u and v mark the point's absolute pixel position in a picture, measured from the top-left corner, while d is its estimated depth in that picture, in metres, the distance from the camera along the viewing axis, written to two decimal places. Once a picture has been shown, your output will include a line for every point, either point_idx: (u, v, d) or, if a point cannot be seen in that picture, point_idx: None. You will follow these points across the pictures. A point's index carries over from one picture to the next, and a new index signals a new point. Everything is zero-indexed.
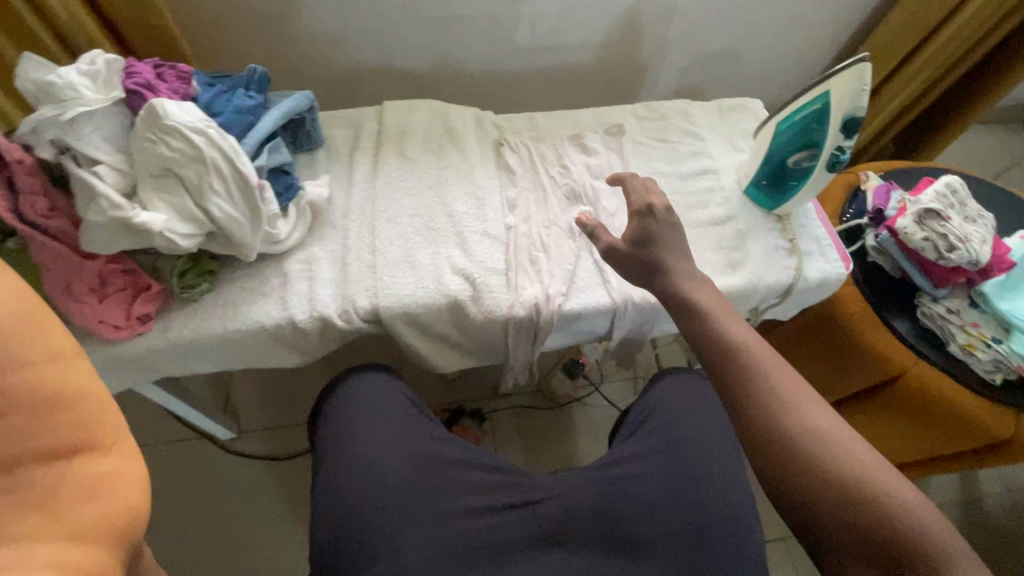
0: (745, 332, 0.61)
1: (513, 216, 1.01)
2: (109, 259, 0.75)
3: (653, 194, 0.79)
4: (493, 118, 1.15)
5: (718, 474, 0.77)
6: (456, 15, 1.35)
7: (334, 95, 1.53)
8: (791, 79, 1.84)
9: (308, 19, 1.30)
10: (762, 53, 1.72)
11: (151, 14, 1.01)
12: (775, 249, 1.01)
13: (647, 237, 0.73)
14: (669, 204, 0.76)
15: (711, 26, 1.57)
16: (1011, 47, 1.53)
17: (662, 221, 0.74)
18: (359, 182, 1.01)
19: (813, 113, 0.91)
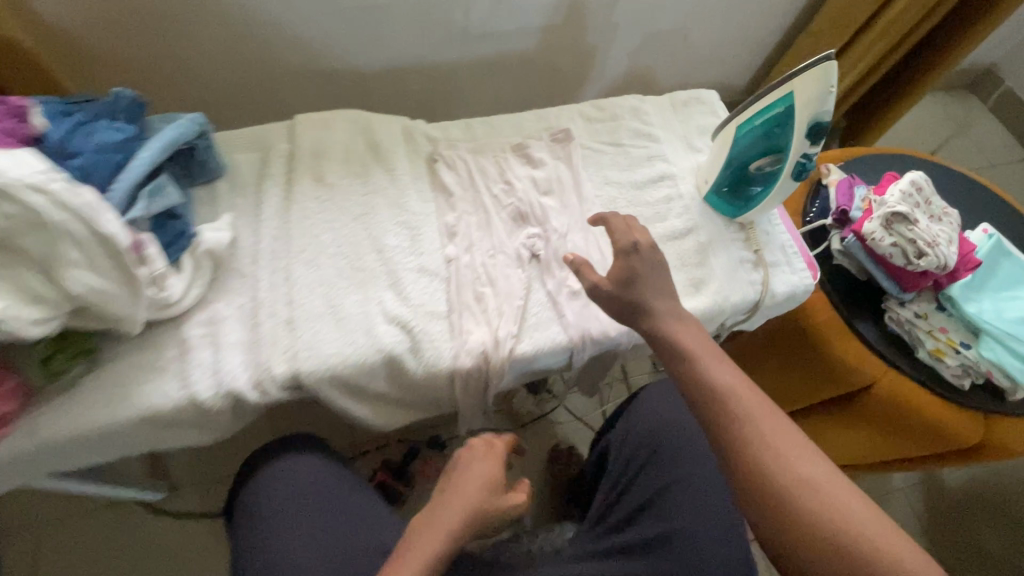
0: (732, 378, 0.61)
1: (453, 245, 0.89)
2: None
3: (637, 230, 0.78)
4: (424, 127, 1.01)
5: (713, 526, 0.80)
6: (374, 2, 1.18)
7: (242, 99, 1.33)
8: (743, 57, 1.77)
9: (199, 15, 1.11)
10: (713, 32, 1.63)
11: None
12: (740, 262, 0.94)
13: (630, 277, 0.72)
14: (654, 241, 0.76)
15: (660, 4, 1.46)
16: (959, 16, 1.49)
17: (645, 259, 0.74)
18: (269, 218, 0.87)
19: (775, 117, 0.82)
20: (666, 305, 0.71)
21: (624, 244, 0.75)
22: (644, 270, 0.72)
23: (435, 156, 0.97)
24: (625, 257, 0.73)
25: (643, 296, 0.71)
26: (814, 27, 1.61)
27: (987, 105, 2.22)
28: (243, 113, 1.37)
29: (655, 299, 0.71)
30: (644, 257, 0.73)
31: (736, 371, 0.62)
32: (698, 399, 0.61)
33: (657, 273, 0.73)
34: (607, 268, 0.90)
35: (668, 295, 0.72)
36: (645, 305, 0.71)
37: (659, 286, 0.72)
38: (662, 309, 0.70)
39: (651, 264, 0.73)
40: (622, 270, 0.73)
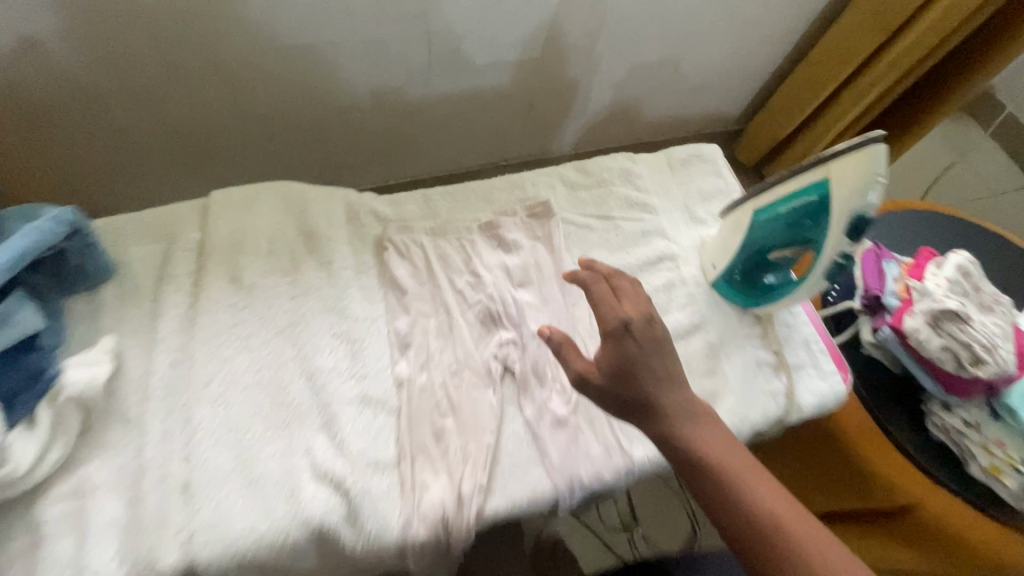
0: (769, 496, 0.55)
1: (405, 363, 0.71)
2: None
3: (625, 301, 0.66)
4: (371, 203, 0.83)
5: None
6: (315, 42, 0.96)
7: (158, 165, 1.08)
8: (739, 88, 1.61)
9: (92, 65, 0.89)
10: (707, 63, 1.47)
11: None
12: (758, 366, 0.78)
13: (625, 365, 0.61)
14: (648, 314, 0.64)
15: (651, 32, 1.29)
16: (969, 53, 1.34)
17: (641, 341, 0.62)
18: (166, 338, 0.68)
19: (806, 206, 0.65)
20: (676, 401, 0.61)
21: (614, 326, 0.62)
22: (640, 356, 0.61)
23: (385, 242, 0.79)
24: (615, 342, 0.62)
25: (647, 390, 0.60)
26: (811, 60, 1.46)
27: (988, 131, 2.11)
28: (162, 182, 1.12)
29: (665, 395, 0.61)
30: (638, 339, 0.62)
31: (765, 481, 0.56)
32: (733, 524, 0.55)
33: (656, 357, 0.62)
34: (592, 347, 0.76)
35: (676, 387, 0.62)
36: (653, 403, 0.60)
37: (660, 374, 0.61)
38: (671, 408, 0.60)
39: (648, 347, 0.62)
40: (613, 359, 0.62)
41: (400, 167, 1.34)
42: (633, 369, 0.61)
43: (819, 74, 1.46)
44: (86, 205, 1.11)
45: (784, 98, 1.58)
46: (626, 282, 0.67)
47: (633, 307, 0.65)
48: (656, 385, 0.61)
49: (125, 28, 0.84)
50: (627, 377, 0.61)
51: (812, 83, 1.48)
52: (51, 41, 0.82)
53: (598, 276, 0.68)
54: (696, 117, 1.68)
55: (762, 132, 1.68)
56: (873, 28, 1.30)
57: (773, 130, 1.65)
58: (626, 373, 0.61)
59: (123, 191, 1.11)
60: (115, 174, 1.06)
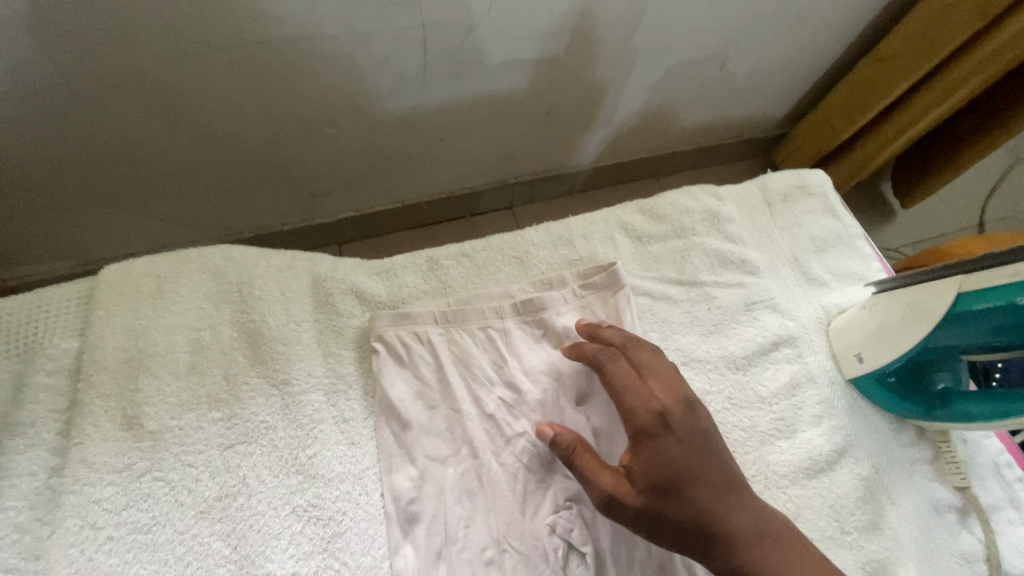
0: None
1: (413, 550, 0.44)
2: None
3: (653, 381, 0.46)
4: (351, 274, 0.55)
5: None
6: (232, 7, 0.59)
7: (60, 205, 0.76)
8: (826, 87, 1.11)
9: None
10: (788, 53, 0.99)
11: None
12: (936, 510, 0.53)
13: (672, 474, 0.41)
14: (691, 398, 0.45)
15: (717, 12, 0.85)
16: None
17: (686, 435, 0.43)
18: (5, 542, 0.40)
19: None
20: (747, 520, 0.42)
21: (646, 422, 0.43)
22: (691, 466, 0.42)
23: (372, 341, 0.52)
24: (652, 444, 0.43)
25: (703, 505, 0.41)
26: (879, 54, 0.94)
27: None
28: (60, 238, 0.81)
29: (734, 516, 0.41)
30: (682, 435, 0.43)
31: None
32: None
33: (710, 458, 0.43)
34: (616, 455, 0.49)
35: (741, 495, 0.42)
36: (719, 526, 0.41)
37: (721, 485, 0.42)
38: (743, 533, 0.41)
39: (695, 446, 0.43)
40: (652, 470, 0.42)
41: (397, 194, 0.99)
42: (683, 482, 0.41)
43: (879, 75, 0.95)
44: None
45: (833, 109, 1.06)
46: (658, 359, 0.47)
47: (667, 388, 0.45)
48: (719, 501, 0.41)
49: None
50: (676, 494, 0.41)
51: (870, 86, 0.97)
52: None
53: (613, 347, 0.49)
54: (768, 124, 1.20)
55: (801, 147, 1.16)
56: (967, 10, 0.80)
57: (812, 146, 1.14)
58: (673, 489, 0.41)
59: (18, 240, 0.79)
60: None
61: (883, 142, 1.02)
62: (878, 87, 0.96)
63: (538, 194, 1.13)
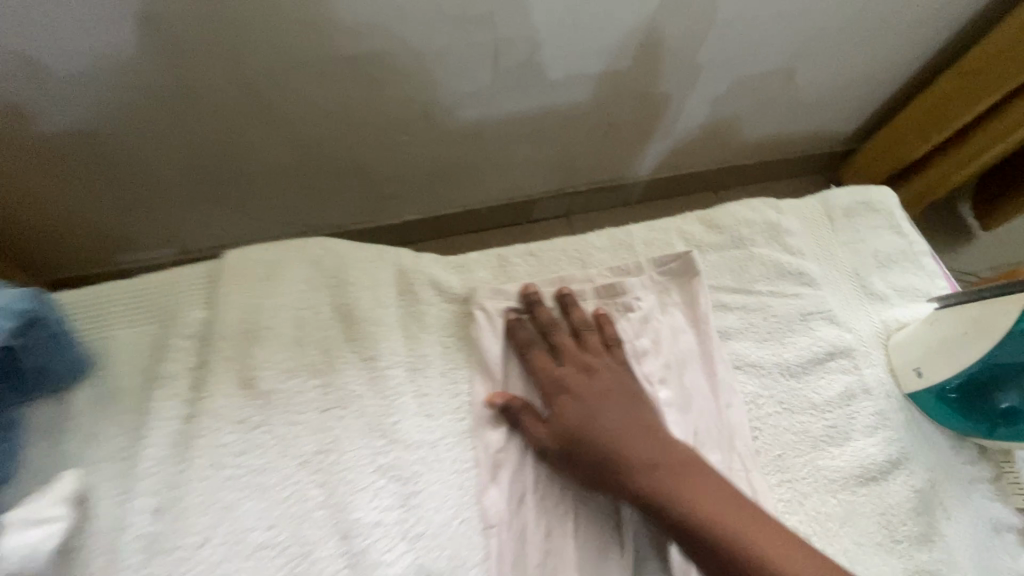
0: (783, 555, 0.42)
1: (479, 514, 0.50)
2: None
3: (575, 374, 0.53)
4: (430, 267, 0.62)
5: None
6: (337, 27, 0.68)
7: (176, 198, 0.88)
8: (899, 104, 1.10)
9: (85, 103, 0.70)
10: (857, 67, 0.99)
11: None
12: (997, 531, 0.52)
13: (576, 427, 0.50)
14: (607, 368, 0.53)
15: (784, 28, 0.87)
16: None
17: (585, 392, 0.52)
18: (149, 471, 0.49)
19: None
20: (650, 459, 0.48)
21: (548, 386, 0.53)
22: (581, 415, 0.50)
23: (474, 312, 0.59)
24: (554, 403, 0.52)
25: (607, 449, 0.48)
26: (958, 73, 0.93)
27: None
28: (167, 224, 0.92)
29: (637, 454, 0.48)
30: (578, 393, 0.52)
31: (789, 543, 0.43)
32: None
33: (608, 406, 0.51)
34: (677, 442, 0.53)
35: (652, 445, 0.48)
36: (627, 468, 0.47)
37: (621, 428, 0.49)
38: (650, 468, 0.47)
39: (591, 400, 0.51)
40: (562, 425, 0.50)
41: (459, 198, 1.06)
42: (581, 432, 0.49)
43: (958, 91, 0.93)
44: (102, 251, 0.94)
45: (907, 127, 1.04)
46: (590, 335, 0.56)
47: (574, 358, 0.54)
48: (617, 439, 0.48)
49: (83, 27, 0.61)
50: (579, 443, 0.49)
51: (945, 103, 0.96)
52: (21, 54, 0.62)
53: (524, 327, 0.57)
54: (834, 140, 1.19)
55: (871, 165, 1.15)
56: None
57: (883, 164, 1.12)
58: (574, 441, 0.49)
59: (138, 228, 0.92)
60: (115, 218, 0.88)
61: (958, 161, 1.00)
62: (954, 104, 0.94)
63: (594, 204, 1.17)
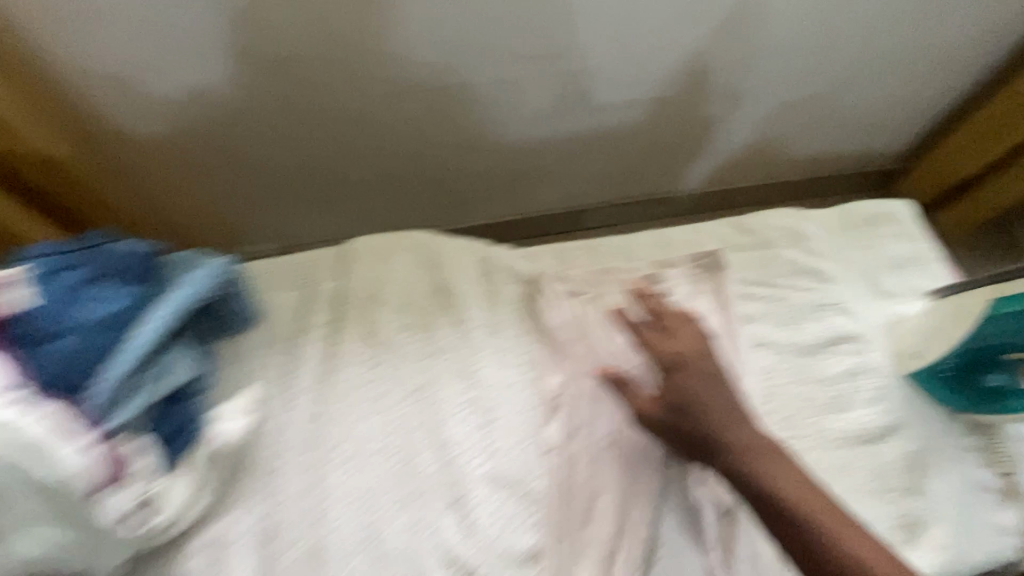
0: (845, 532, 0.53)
1: (540, 440, 0.64)
2: None
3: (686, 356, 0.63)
4: (506, 256, 0.78)
5: None
6: (443, 62, 0.86)
7: (296, 202, 1.05)
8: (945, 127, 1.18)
9: (249, 125, 0.90)
10: (892, 89, 1.09)
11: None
12: (978, 488, 0.62)
13: (682, 398, 0.61)
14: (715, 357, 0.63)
15: (821, 58, 0.98)
16: None
17: (694, 372, 0.62)
18: (303, 391, 0.67)
19: None
20: (744, 438, 0.58)
21: (668, 361, 0.63)
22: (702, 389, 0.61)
23: (540, 290, 0.74)
24: (668, 377, 0.62)
25: (709, 424, 0.59)
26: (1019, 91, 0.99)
27: None
28: (282, 225, 1.10)
29: (733, 431, 0.58)
30: (693, 374, 0.62)
31: (850, 526, 0.54)
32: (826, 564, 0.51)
33: (713, 389, 0.61)
34: None
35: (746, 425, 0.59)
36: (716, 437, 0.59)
37: (723, 409, 0.60)
38: (742, 444, 0.58)
39: (703, 383, 0.61)
40: (674, 396, 0.61)
41: (522, 206, 1.21)
42: (690, 405, 0.60)
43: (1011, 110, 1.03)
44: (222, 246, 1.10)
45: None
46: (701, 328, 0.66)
47: (688, 342, 0.65)
48: (720, 418, 0.59)
49: (265, 65, 0.82)
50: (686, 413, 0.60)
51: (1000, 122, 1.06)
52: (211, 88, 0.83)
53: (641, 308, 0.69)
54: (874, 158, 1.27)
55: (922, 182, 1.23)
56: None
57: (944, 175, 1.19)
58: (683, 410, 0.60)
59: (258, 228, 1.09)
60: (244, 219, 1.06)
61: None
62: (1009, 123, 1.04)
63: (644, 215, 1.30)
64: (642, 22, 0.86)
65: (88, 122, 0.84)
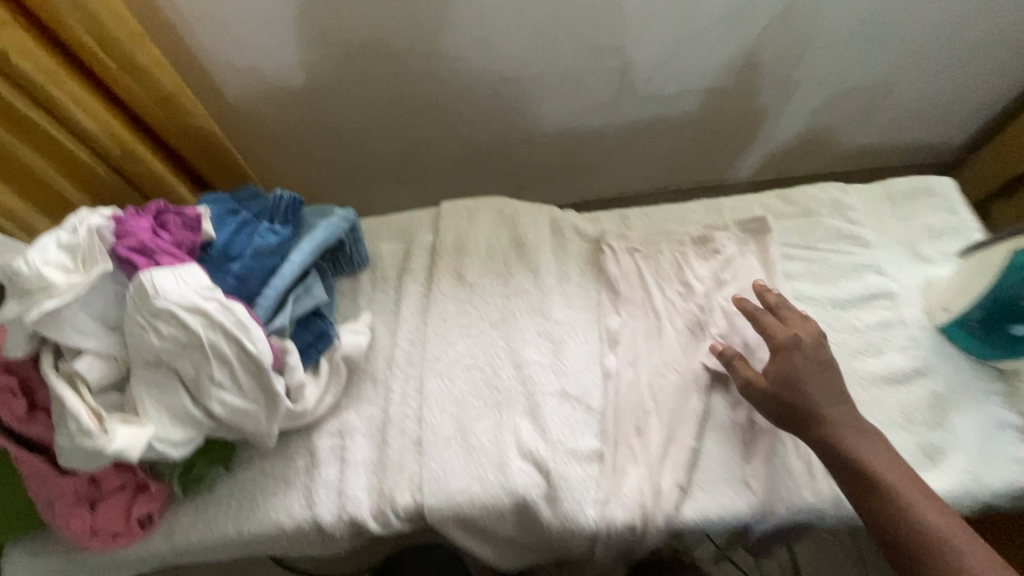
0: (939, 517, 0.54)
1: (602, 366, 0.76)
2: (117, 466, 0.65)
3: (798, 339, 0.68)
4: (574, 218, 0.91)
5: None
6: (523, 57, 0.99)
7: (388, 177, 1.23)
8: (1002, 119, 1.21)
9: (357, 112, 1.07)
10: (947, 81, 1.13)
11: (171, 85, 0.86)
12: (999, 427, 0.69)
13: (792, 377, 0.65)
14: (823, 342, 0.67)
15: (874, 50, 1.05)
16: None
17: (808, 356, 0.66)
18: (405, 319, 0.82)
19: None
20: (846, 419, 0.62)
21: (783, 341, 0.67)
22: (808, 369, 0.64)
23: (604, 247, 0.86)
24: (783, 355, 0.66)
25: (816, 401, 0.63)
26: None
27: None
28: (374, 197, 1.27)
29: (837, 411, 0.62)
30: (807, 357, 0.66)
31: (946, 513, 0.55)
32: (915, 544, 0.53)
33: (822, 374, 0.65)
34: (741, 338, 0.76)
35: (844, 403, 0.63)
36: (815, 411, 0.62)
37: (831, 391, 0.64)
38: (845, 424, 0.61)
39: (816, 366, 0.65)
40: (783, 371, 0.65)
41: (582, 188, 1.33)
42: (799, 381, 0.64)
43: None
44: None
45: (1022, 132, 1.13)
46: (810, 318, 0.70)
47: (805, 330, 0.69)
48: (825, 397, 0.63)
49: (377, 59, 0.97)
50: (795, 387, 0.64)
51: None
52: (333, 78, 1.00)
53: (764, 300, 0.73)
54: (928, 149, 1.30)
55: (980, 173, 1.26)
56: None
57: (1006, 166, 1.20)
58: (793, 384, 0.64)
59: (355, 199, 1.27)
60: (344, 190, 1.24)
61: None
62: None
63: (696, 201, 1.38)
64: (703, 19, 0.96)
65: (234, 104, 1.03)
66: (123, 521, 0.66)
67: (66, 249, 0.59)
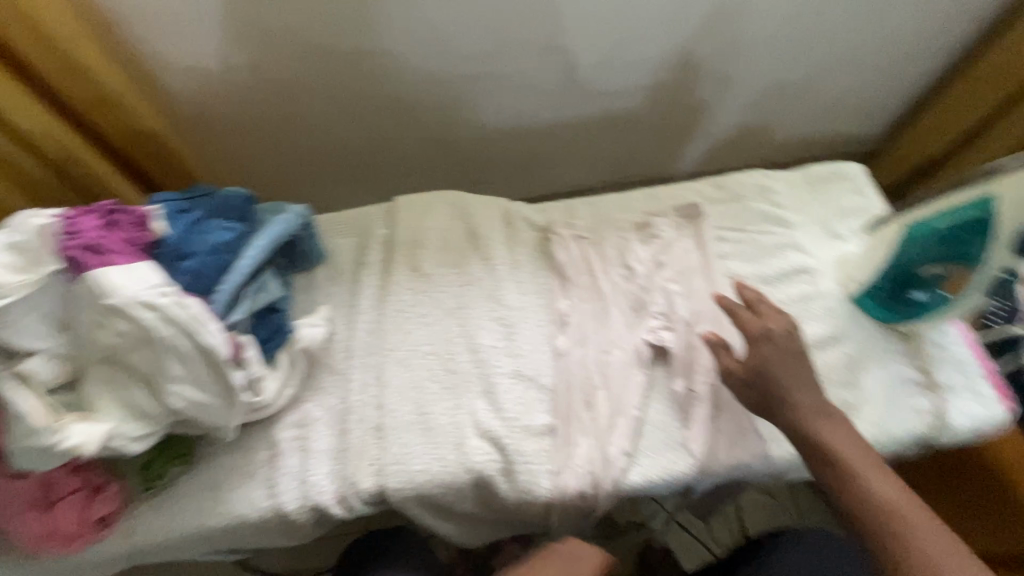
0: (890, 488, 0.59)
1: (553, 347, 0.81)
2: (72, 467, 0.65)
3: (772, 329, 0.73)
4: (524, 209, 0.95)
5: None
6: (472, 56, 1.03)
7: (342, 175, 1.24)
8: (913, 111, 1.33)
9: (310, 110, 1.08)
10: (863, 77, 1.24)
11: (112, 84, 0.84)
12: (904, 383, 0.78)
13: (764, 367, 0.70)
14: (789, 329, 0.72)
15: (796, 50, 1.14)
16: None
17: (780, 347, 0.71)
18: (363, 311, 0.85)
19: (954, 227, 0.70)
20: (813, 403, 0.67)
21: (756, 333, 0.72)
22: (777, 358, 0.70)
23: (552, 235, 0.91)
24: (755, 345, 0.72)
25: (783, 387, 0.68)
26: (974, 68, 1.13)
27: None
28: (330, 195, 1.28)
29: (802, 396, 0.67)
30: (778, 346, 0.71)
31: (898, 484, 0.60)
32: (866, 512, 0.59)
33: (790, 362, 0.70)
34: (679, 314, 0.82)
35: (809, 386, 0.69)
36: (786, 398, 0.68)
37: (799, 377, 0.69)
38: (811, 407, 0.67)
39: (785, 355, 0.70)
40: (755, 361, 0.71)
41: (535, 183, 1.38)
42: (767, 369, 0.70)
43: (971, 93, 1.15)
44: None
45: (933, 123, 1.25)
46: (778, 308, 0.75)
47: (778, 321, 0.74)
48: (790, 383, 0.68)
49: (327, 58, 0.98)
50: (765, 375, 0.69)
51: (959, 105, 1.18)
52: (285, 78, 1.00)
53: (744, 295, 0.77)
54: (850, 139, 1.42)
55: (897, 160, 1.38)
56: None
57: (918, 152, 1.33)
58: (762, 372, 0.70)
59: (311, 196, 1.28)
60: (299, 188, 1.25)
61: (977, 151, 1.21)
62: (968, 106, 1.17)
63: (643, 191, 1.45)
64: (639, 21, 1.02)
65: (178, 102, 1.01)
66: (81, 522, 0.66)
67: (12, 248, 0.59)
